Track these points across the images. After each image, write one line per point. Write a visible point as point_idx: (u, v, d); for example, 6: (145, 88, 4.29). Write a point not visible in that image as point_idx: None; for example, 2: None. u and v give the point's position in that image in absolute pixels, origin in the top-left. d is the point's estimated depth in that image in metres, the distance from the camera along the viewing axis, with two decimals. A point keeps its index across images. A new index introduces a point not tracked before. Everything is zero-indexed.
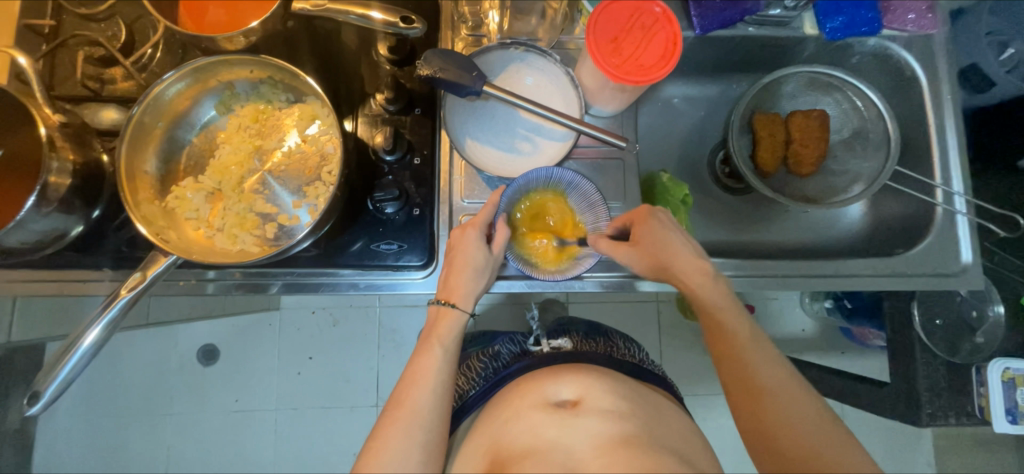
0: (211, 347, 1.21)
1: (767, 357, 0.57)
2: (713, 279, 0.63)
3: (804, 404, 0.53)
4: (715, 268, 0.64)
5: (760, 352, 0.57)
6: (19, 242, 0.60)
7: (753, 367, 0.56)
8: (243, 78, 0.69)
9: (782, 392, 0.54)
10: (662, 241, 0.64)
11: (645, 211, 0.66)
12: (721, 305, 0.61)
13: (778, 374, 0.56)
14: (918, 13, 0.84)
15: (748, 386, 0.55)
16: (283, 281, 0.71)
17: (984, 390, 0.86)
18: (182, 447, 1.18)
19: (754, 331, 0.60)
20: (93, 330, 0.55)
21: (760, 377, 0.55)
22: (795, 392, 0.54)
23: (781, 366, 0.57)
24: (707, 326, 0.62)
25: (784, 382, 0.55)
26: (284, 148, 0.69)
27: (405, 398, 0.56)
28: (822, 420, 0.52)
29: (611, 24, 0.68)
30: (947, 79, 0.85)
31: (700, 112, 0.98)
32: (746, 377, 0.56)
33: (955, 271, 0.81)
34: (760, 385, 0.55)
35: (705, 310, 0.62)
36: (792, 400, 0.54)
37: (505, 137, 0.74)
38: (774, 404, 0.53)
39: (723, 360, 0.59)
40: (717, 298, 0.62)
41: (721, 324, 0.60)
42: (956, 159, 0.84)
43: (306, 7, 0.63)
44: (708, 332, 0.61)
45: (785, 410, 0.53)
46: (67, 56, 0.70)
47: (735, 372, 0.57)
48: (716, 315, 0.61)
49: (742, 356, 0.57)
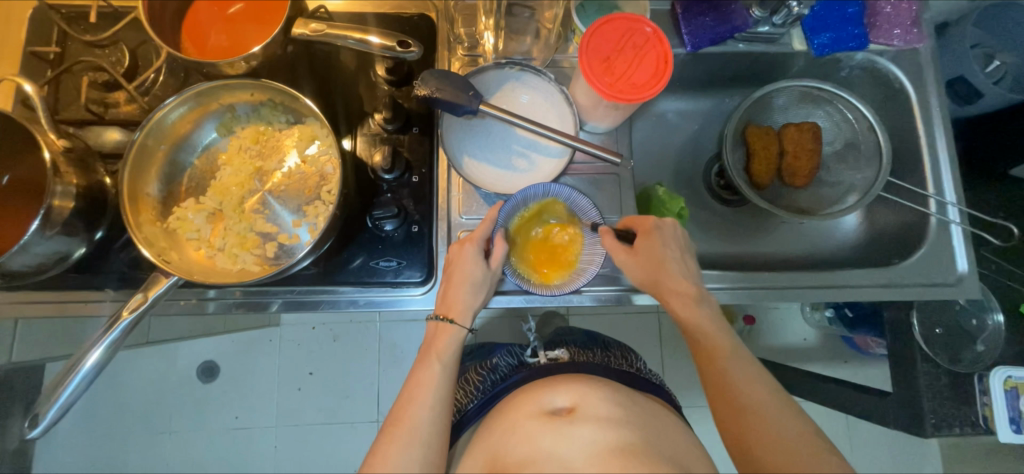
0: (210, 365, 1.20)
1: (751, 376, 0.57)
2: (699, 300, 0.63)
3: (786, 419, 0.54)
4: (702, 289, 0.63)
5: (744, 372, 0.58)
6: (23, 265, 0.60)
7: (738, 386, 0.56)
8: (244, 101, 0.70)
9: (766, 409, 0.54)
10: (653, 258, 0.64)
11: (653, 222, 0.66)
12: (708, 327, 0.61)
13: (762, 391, 0.56)
14: (904, 28, 0.85)
15: (733, 405, 0.56)
16: (283, 299, 0.72)
17: (987, 399, 0.84)
18: (182, 467, 1.17)
19: (740, 350, 0.60)
20: (94, 351, 0.55)
21: (743, 397, 0.56)
22: (780, 408, 0.55)
23: (765, 384, 0.57)
24: (693, 346, 0.62)
25: (769, 399, 0.55)
26: (284, 169, 0.70)
27: (404, 413, 0.57)
28: (805, 434, 0.52)
29: (604, 44, 0.69)
30: (935, 91, 0.86)
31: (694, 125, 0.99)
32: (731, 395, 0.56)
33: (951, 280, 0.82)
34: (745, 403, 0.55)
35: (692, 332, 0.62)
36: (774, 416, 0.54)
37: (502, 155, 0.75)
38: (759, 421, 0.54)
39: (710, 381, 0.59)
40: (705, 318, 0.62)
41: (706, 343, 0.60)
42: (947, 171, 0.85)
43: (305, 32, 0.65)
44: (695, 354, 0.61)
45: (768, 426, 0.53)
46: (72, 81, 0.71)
47: (720, 393, 0.57)
48: (702, 338, 0.61)
49: (727, 376, 0.57)
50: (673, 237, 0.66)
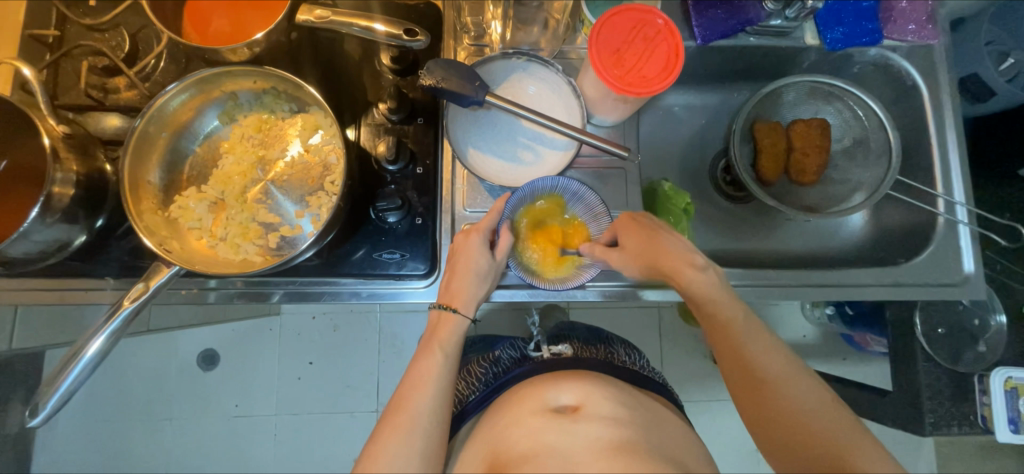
0: (210, 352, 1.20)
1: (766, 347, 0.56)
2: (702, 268, 0.60)
3: (806, 391, 0.53)
4: (704, 260, 0.61)
5: (758, 340, 0.57)
6: (23, 252, 0.59)
7: (754, 356, 0.56)
8: (246, 89, 0.69)
9: (786, 382, 0.54)
10: (645, 243, 0.63)
11: (629, 219, 0.67)
12: (716, 296, 0.59)
13: (779, 363, 0.55)
14: (918, 24, 0.84)
15: (750, 377, 0.55)
16: (285, 290, 0.71)
17: (987, 398, 0.84)
18: (182, 453, 1.18)
19: (751, 320, 0.58)
20: (96, 340, 0.54)
21: (761, 367, 0.55)
22: (797, 378, 0.54)
23: (781, 355, 0.56)
24: (702, 320, 0.60)
25: (788, 371, 0.55)
26: (287, 158, 0.69)
27: (404, 403, 0.56)
28: (830, 407, 0.53)
29: (614, 35, 0.68)
30: (947, 89, 0.85)
31: (701, 120, 0.98)
32: (747, 371, 0.56)
33: (957, 281, 0.81)
34: (763, 376, 0.55)
35: (701, 303, 0.60)
36: (794, 389, 0.53)
37: (508, 147, 0.74)
38: (782, 396, 0.53)
39: (721, 349, 0.58)
40: (708, 290, 0.59)
41: (717, 316, 0.58)
42: (958, 171, 0.84)
43: (309, 18, 0.64)
44: (706, 325, 0.59)
45: (789, 400, 0.53)
46: (71, 65, 0.70)
47: (736, 365, 0.56)
48: (712, 309, 0.58)
49: (742, 348, 0.56)
50: (657, 223, 0.66)
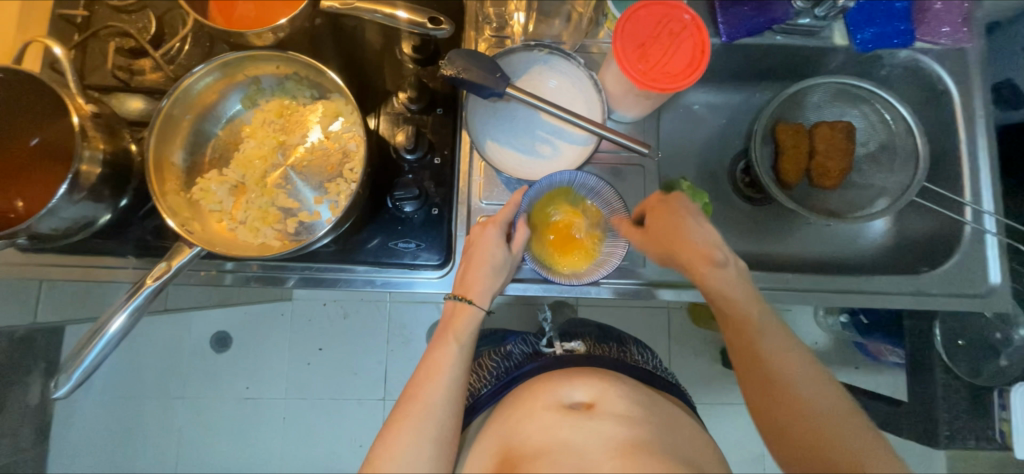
0: (224, 334, 1.22)
1: (783, 346, 0.56)
2: (723, 264, 0.59)
3: (821, 393, 0.53)
4: (726, 254, 0.59)
5: (775, 338, 0.56)
6: (50, 228, 0.60)
7: (770, 354, 0.55)
8: (269, 74, 0.69)
9: (801, 381, 0.53)
10: (668, 227, 0.61)
11: (659, 196, 0.64)
12: (734, 294, 0.58)
13: (794, 363, 0.55)
14: (953, 26, 0.82)
15: (763, 375, 0.55)
16: (300, 275, 0.72)
17: (1007, 414, 0.81)
18: (194, 432, 1.20)
19: (769, 318, 0.58)
20: (118, 317, 0.55)
21: (775, 365, 0.54)
22: (812, 379, 0.54)
23: (798, 354, 0.55)
24: (719, 315, 0.60)
25: (803, 371, 0.54)
26: (307, 144, 0.70)
27: (418, 392, 0.56)
28: (844, 411, 0.52)
29: (639, 30, 0.67)
30: (981, 94, 0.83)
31: (721, 120, 0.96)
32: (760, 368, 0.55)
33: (981, 292, 0.80)
34: (777, 375, 0.54)
35: (717, 300, 0.59)
36: (808, 389, 0.53)
37: (527, 140, 0.74)
38: (794, 395, 0.53)
39: (735, 344, 0.58)
40: (725, 286, 0.59)
41: (734, 312, 0.58)
42: (987, 180, 0.82)
43: (334, 5, 0.64)
44: (722, 321, 0.59)
45: (802, 400, 0.52)
46: (99, 46, 0.71)
47: (750, 361, 0.56)
48: (729, 306, 0.58)
49: (758, 345, 0.56)
50: (689, 206, 0.62)
